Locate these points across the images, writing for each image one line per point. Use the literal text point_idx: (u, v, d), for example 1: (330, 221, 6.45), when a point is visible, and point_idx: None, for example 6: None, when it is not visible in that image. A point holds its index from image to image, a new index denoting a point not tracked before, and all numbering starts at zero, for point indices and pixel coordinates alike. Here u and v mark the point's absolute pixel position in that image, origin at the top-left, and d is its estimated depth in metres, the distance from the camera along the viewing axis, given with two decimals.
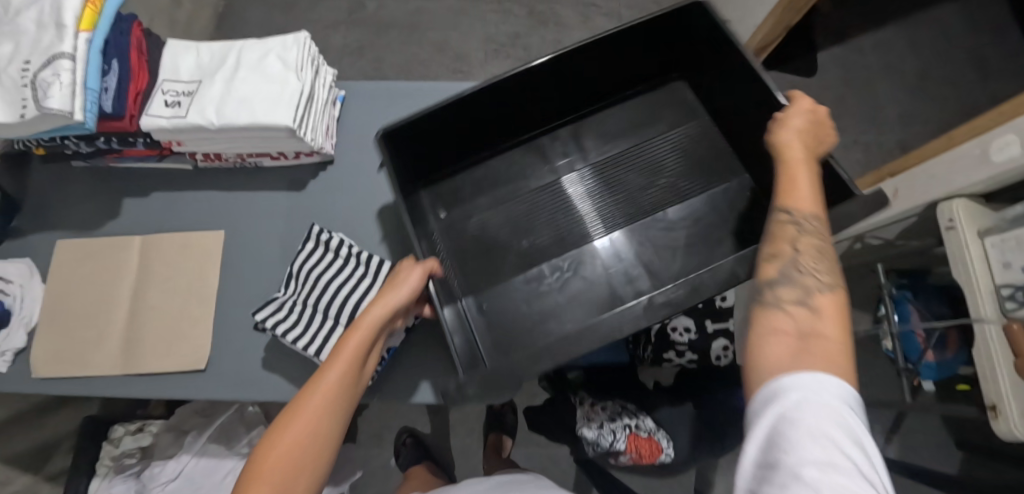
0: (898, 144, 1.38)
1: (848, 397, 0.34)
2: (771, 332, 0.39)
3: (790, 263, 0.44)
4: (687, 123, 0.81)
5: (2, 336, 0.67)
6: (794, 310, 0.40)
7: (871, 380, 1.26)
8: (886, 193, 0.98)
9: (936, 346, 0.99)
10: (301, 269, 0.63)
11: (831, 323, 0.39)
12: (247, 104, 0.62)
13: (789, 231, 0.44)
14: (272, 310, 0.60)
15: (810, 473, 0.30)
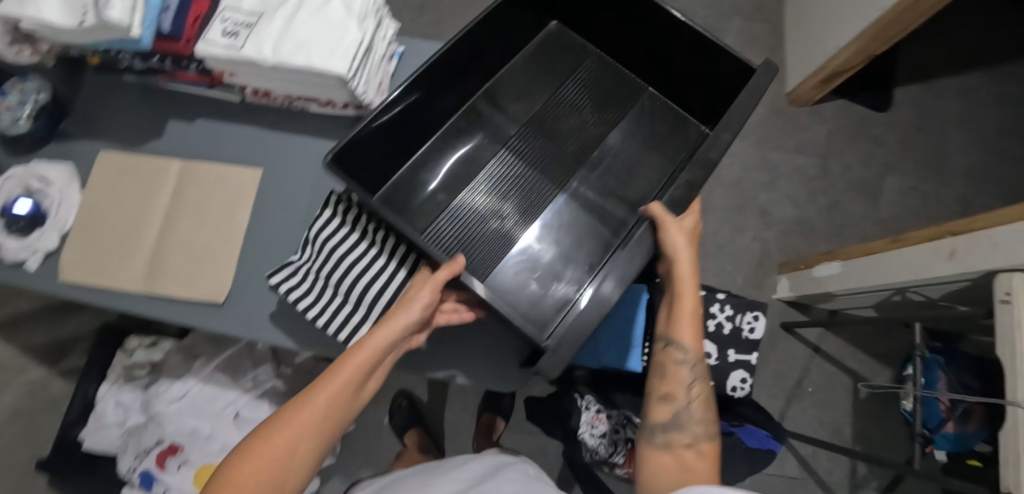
0: (959, 200, 1.30)
1: None
2: (660, 465, 0.54)
3: (680, 410, 0.56)
4: (598, 79, 0.85)
5: (37, 234, 0.68)
6: (682, 455, 0.54)
7: (877, 436, 1.22)
8: (942, 251, 0.88)
9: (957, 418, 0.93)
10: (317, 236, 0.59)
11: (706, 467, 0.53)
12: (305, 46, 0.60)
13: (679, 372, 0.57)
14: (286, 274, 0.59)
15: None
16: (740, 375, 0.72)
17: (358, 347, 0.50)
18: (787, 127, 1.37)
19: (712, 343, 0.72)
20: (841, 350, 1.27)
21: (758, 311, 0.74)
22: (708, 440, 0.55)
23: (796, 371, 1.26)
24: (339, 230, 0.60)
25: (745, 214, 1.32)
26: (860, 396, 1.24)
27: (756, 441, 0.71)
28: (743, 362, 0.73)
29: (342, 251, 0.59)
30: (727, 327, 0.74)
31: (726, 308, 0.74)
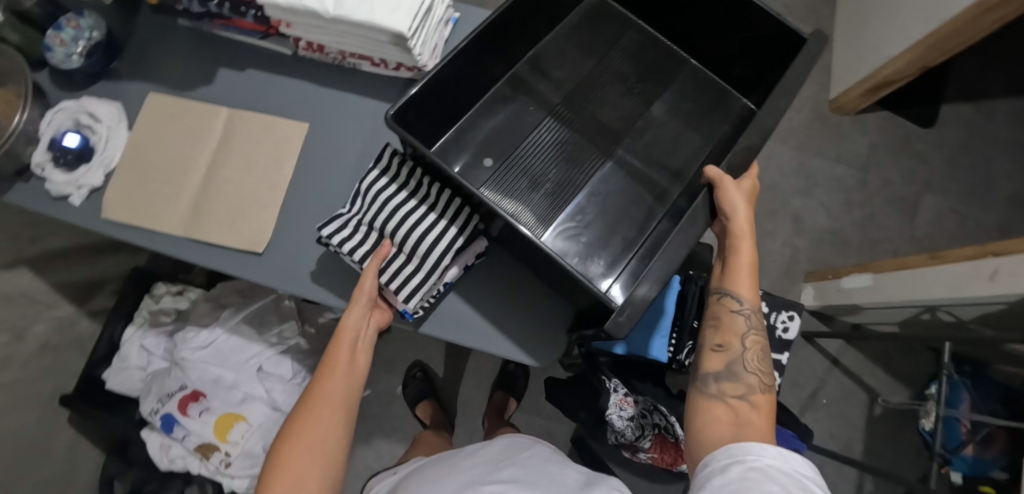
0: (998, 225, 1.27)
1: (784, 461, 0.45)
2: (712, 415, 0.53)
3: (736, 359, 0.56)
4: (645, 52, 0.84)
5: (84, 170, 0.69)
6: (735, 404, 0.53)
7: (889, 454, 1.20)
8: (982, 271, 0.85)
9: (979, 441, 0.91)
10: (368, 189, 0.59)
11: (761, 416, 0.52)
12: (367, 0, 0.59)
13: (734, 322, 0.57)
14: (337, 226, 0.59)
15: (729, 474, 0.45)
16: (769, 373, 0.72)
17: (333, 345, 0.56)
18: (826, 135, 1.34)
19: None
20: (860, 365, 1.25)
21: (794, 311, 0.74)
22: (761, 392, 0.54)
23: (812, 381, 1.25)
24: (389, 185, 0.59)
25: (775, 219, 1.30)
26: (875, 413, 1.23)
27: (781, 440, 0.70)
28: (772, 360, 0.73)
29: (394, 201, 0.58)
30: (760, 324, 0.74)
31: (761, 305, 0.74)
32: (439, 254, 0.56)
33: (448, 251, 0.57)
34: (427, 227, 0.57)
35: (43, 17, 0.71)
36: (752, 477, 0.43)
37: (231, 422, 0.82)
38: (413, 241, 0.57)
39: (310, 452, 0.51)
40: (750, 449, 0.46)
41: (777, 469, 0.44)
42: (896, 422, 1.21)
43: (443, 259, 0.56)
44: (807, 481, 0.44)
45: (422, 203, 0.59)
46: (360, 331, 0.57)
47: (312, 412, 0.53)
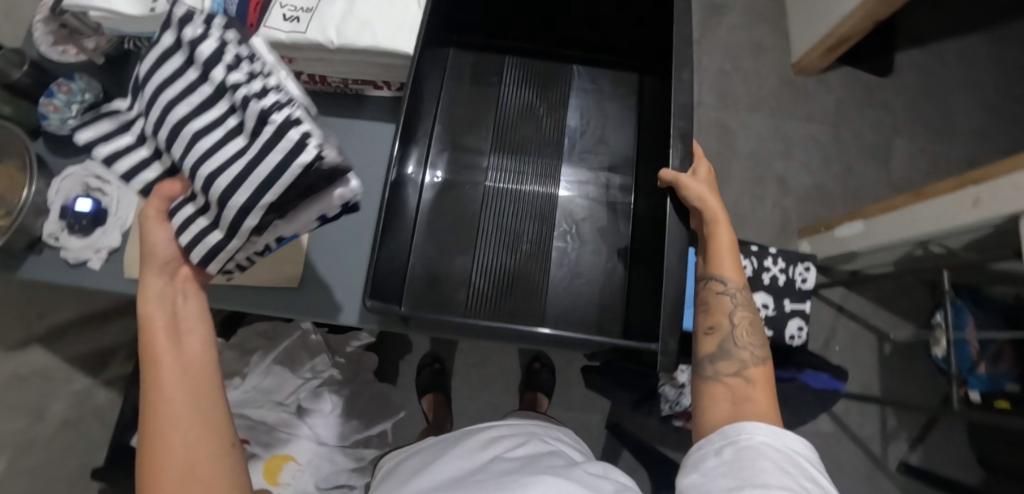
0: (966, 159, 1.35)
1: (775, 439, 0.46)
2: (712, 398, 0.53)
3: (729, 336, 0.56)
4: (539, 74, 0.81)
5: (100, 233, 0.68)
6: (732, 382, 0.54)
7: (905, 388, 1.27)
8: (966, 199, 0.91)
9: (990, 358, 0.97)
10: (148, 81, 0.46)
11: (761, 390, 0.52)
12: (369, 27, 0.61)
13: (722, 302, 0.58)
14: (108, 130, 0.50)
15: (724, 454, 0.47)
16: (796, 323, 0.76)
17: (144, 335, 0.43)
18: (796, 97, 1.41)
19: (768, 295, 0.76)
20: (864, 309, 1.31)
21: (809, 262, 0.78)
22: (755, 365, 0.55)
23: (822, 331, 1.30)
24: (177, 76, 0.45)
25: (763, 184, 1.36)
26: (885, 351, 1.29)
27: (822, 384, 0.72)
28: (798, 311, 0.76)
29: (189, 117, 0.44)
30: (780, 279, 0.77)
31: (778, 261, 0.77)
32: (240, 207, 0.42)
33: (251, 204, 0.42)
34: (229, 161, 0.43)
35: (31, 85, 0.69)
36: (746, 455, 0.45)
37: (281, 463, 0.82)
38: (203, 179, 0.43)
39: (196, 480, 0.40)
40: (743, 427, 0.47)
41: (772, 446, 0.46)
42: (905, 358, 1.28)
43: (247, 218, 0.43)
44: (799, 457, 0.46)
45: (226, 117, 0.44)
46: (163, 306, 0.45)
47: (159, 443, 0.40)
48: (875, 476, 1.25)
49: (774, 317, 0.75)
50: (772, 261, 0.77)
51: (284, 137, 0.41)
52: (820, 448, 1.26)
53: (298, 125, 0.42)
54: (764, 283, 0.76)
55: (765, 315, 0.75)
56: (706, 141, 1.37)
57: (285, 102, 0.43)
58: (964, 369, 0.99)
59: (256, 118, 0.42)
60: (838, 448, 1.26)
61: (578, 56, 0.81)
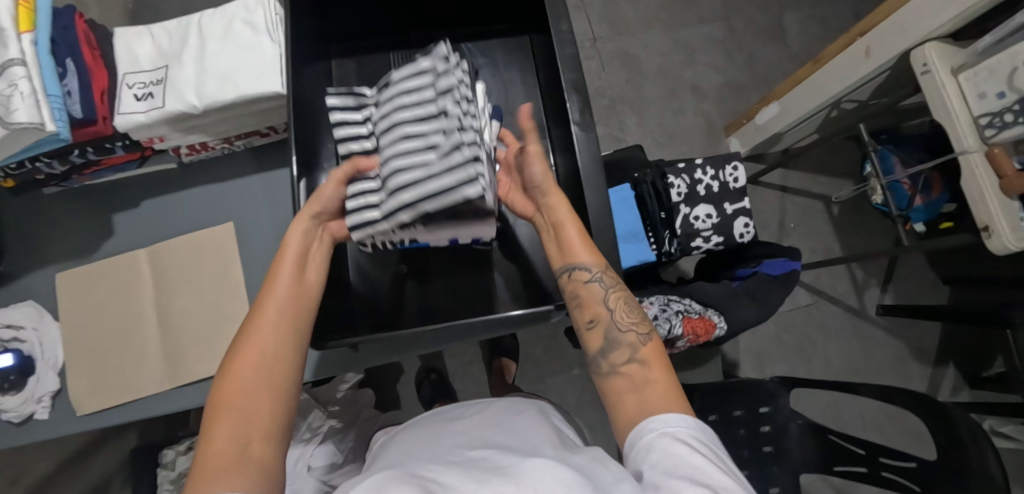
0: (852, 12, 1.41)
1: (695, 426, 0.46)
2: (619, 395, 0.50)
3: (611, 324, 0.54)
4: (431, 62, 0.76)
5: (33, 381, 0.64)
6: (626, 371, 0.51)
7: (861, 240, 1.35)
8: (859, 52, 0.95)
9: (921, 190, 1.03)
10: (399, 80, 0.56)
11: (653, 372, 0.51)
12: (228, 79, 0.58)
13: (593, 291, 0.55)
14: (347, 102, 0.59)
15: (657, 449, 0.43)
16: (743, 221, 0.79)
17: (281, 253, 0.53)
18: (683, 3, 1.42)
19: (709, 204, 0.79)
20: (805, 181, 1.37)
21: (735, 161, 0.80)
22: (645, 344, 0.53)
23: (774, 215, 1.36)
24: (420, 87, 0.54)
25: (679, 97, 1.38)
26: (834, 213, 1.36)
27: (779, 269, 0.73)
28: (741, 210, 0.79)
29: (408, 124, 0.54)
30: (714, 186, 0.79)
31: (707, 170, 0.80)
32: (405, 204, 0.51)
33: (412, 206, 0.52)
34: (413, 167, 0.52)
35: None
36: (678, 452, 0.42)
37: None
38: (392, 171, 0.53)
39: (264, 376, 0.47)
40: (666, 419, 0.45)
41: (695, 437, 0.45)
42: (853, 213, 1.36)
43: (405, 211, 0.52)
44: (714, 442, 0.45)
45: (433, 132, 0.52)
46: (306, 239, 0.55)
47: (254, 334, 0.48)
48: (860, 326, 1.34)
49: (721, 223, 0.78)
50: (701, 172, 0.80)
51: (452, 164, 0.50)
52: (807, 320, 1.33)
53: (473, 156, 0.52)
54: (701, 194, 0.79)
55: (711, 223, 0.78)
56: (614, 74, 1.37)
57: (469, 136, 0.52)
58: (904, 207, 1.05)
59: (447, 143, 0.51)
60: (821, 315, 1.34)
61: (466, 33, 0.77)
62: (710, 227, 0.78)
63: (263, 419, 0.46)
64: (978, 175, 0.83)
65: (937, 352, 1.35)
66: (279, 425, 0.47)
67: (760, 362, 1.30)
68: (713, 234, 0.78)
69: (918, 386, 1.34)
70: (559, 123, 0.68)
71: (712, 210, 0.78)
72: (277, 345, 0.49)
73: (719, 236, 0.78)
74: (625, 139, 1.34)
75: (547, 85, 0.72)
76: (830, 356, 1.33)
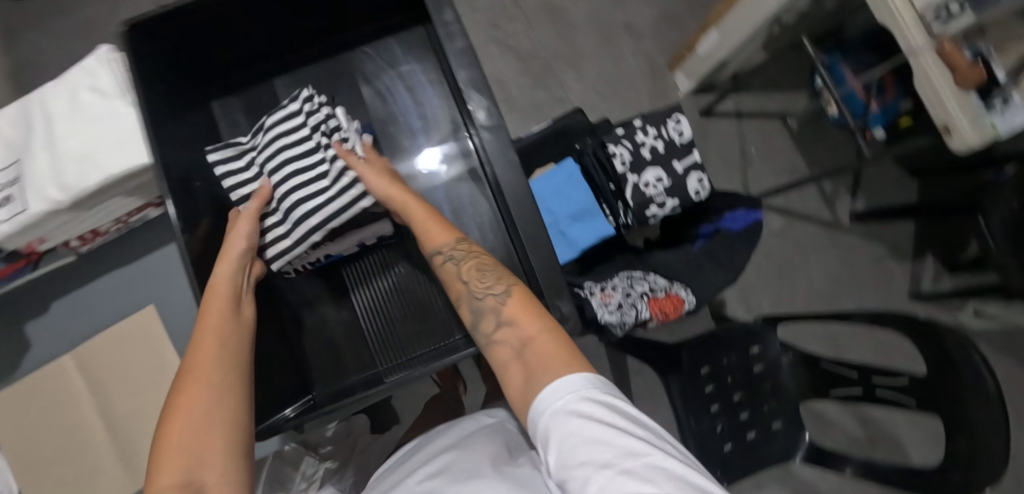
0: None
1: (592, 383, 0.42)
2: (504, 368, 0.46)
3: (470, 296, 0.51)
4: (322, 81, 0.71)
5: None
6: (502, 332, 0.47)
7: (823, 152, 1.32)
8: None
9: (876, 94, 0.98)
10: (273, 124, 0.57)
11: (522, 326, 0.46)
12: (89, 163, 0.52)
13: (449, 269, 0.52)
14: (229, 153, 0.59)
15: (558, 436, 0.39)
16: (697, 177, 0.69)
17: (206, 294, 0.49)
18: None
19: (657, 167, 0.68)
20: (758, 102, 1.32)
21: (678, 114, 0.71)
22: (507, 296, 0.49)
23: (733, 144, 1.32)
24: (298, 127, 0.56)
25: (614, 41, 1.30)
26: (793, 130, 1.32)
27: (740, 223, 0.71)
28: (692, 166, 0.69)
29: (293, 160, 0.55)
30: (659, 145, 0.69)
31: (649, 129, 0.70)
32: (313, 225, 0.53)
33: (320, 226, 0.53)
34: (312, 192, 0.54)
35: None
36: (582, 422, 0.38)
37: None
38: (292, 206, 0.54)
39: (206, 412, 0.42)
40: (553, 392, 0.41)
41: (597, 397, 0.40)
42: (812, 126, 1.32)
43: (314, 232, 0.54)
44: (615, 398, 0.42)
45: (321, 165, 0.55)
46: (238, 279, 0.51)
47: (188, 381, 0.44)
48: (835, 237, 1.34)
49: (674, 185, 0.68)
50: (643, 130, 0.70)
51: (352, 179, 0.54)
52: (783, 244, 1.32)
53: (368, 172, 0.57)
54: (647, 158, 0.68)
55: (664, 187, 0.68)
56: (542, 30, 1.28)
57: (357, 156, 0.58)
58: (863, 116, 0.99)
59: (339, 163, 0.55)
60: (796, 234, 1.33)
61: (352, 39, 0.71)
62: (663, 192, 0.68)
63: (220, 454, 0.41)
64: (929, 70, 0.78)
65: (914, 244, 1.35)
66: (236, 458, 0.42)
67: (745, 295, 1.29)
68: (668, 199, 0.68)
69: (900, 282, 1.35)
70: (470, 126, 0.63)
71: (661, 172, 0.68)
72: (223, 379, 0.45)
73: (674, 198, 0.68)
74: (568, 99, 1.27)
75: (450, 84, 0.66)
76: (811, 274, 1.33)
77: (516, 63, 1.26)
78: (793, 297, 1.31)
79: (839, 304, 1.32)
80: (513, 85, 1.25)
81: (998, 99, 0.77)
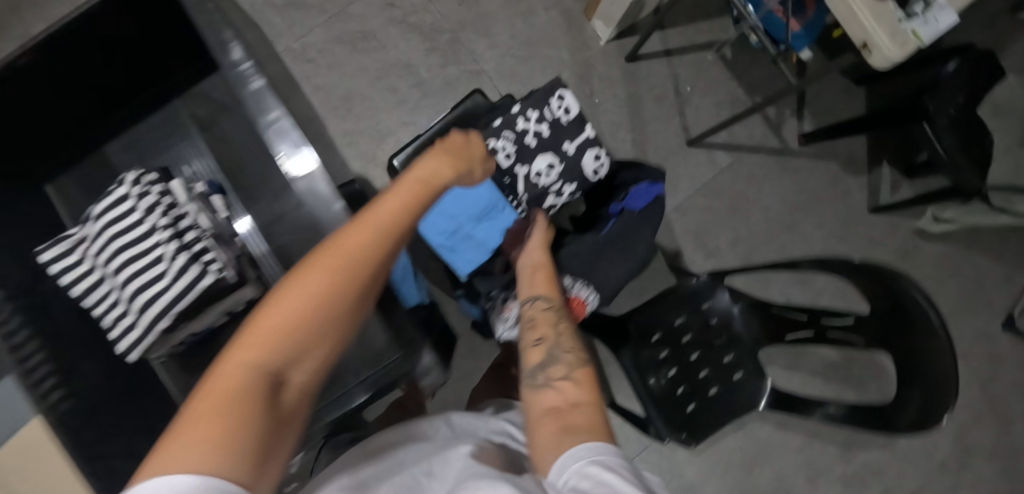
0: None
1: (622, 453, 0.38)
2: (544, 406, 0.46)
3: (554, 343, 0.55)
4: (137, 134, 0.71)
5: None
6: (560, 387, 0.48)
7: (762, 75, 1.25)
8: None
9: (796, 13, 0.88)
10: (103, 218, 0.61)
11: (585, 392, 0.47)
12: None
13: (546, 315, 0.59)
14: (65, 252, 0.62)
15: (582, 478, 0.34)
16: (592, 154, 0.71)
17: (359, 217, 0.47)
18: None
19: (548, 153, 0.70)
20: (687, 35, 1.24)
21: (560, 89, 0.71)
22: (577, 370, 0.51)
23: (667, 84, 1.23)
24: (132, 216, 0.60)
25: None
26: (727, 57, 1.25)
27: (642, 200, 0.68)
28: (584, 143, 0.71)
29: (121, 248, 0.59)
30: (546, 130, 0.70)
31: (532, 112, 0.70)
32: (155, 313, 0.57)
33: (164, 313, 0.57)
34: (151, 277, 0.58)
35: None
36: (606, 478, 0.34)
37: None
38: (138, 295, 0.57)
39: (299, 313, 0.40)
40: (597, 445, 0.37)
41: (625, 465, 0.36)
42: (747, 49, 1.25)
43: (160, 320, 0.57)
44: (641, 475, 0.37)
45: (157, 249, 0.59)
46: (401, 218, 0.49)
47: (305, 275, 0.42)
48: (787, 163, 1.28)
49: (567, 169, 0.70)
50: (527, 116, 0.70)
51: (187, 259, 0.58)
52: (734, 180, 1.25)
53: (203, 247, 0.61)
54: (533, 146, 0.70)
55: (557, 174, 0.70)
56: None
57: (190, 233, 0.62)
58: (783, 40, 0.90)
59: (174, 246, 0.59)
60: (747, 167, 1.26)
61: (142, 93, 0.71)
62: (558, 179, 0.70)
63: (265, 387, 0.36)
64: None
65: (868, 157, 1.32)
66: (279, 389, 0.38)
67: (702, 241, 1.23)
68: (564, 184, 0.71)
69: (858, 197, 1.32)
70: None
71: (551, 159, 0.70)
72: (332, 304, 0.41)
73: (570, 182, 0.72)
74: (483, 71, 1.17)
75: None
76: (767, 204, 1.27)
77: (420, 41, 1.16)
78: (751, 233, 1.26)
79: (799, 231, 1.28)
80: (421, 67, 1.15)
81: (916, 2, 0.67)
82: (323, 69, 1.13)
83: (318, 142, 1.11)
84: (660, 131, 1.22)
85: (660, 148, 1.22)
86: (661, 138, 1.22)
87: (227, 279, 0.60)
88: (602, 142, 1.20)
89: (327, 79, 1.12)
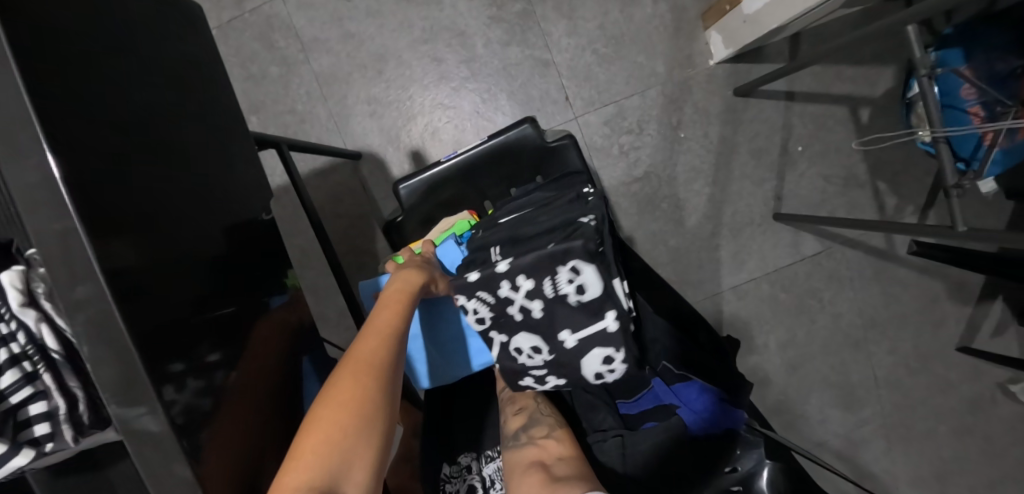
0: None
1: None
2: (534, 472, 0.50)
3: (535, 409, 0.60)
4: None
5: None
6: (544, 443, 0.54)
7: (898, 156, 0.97)
8: None
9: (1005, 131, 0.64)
10: None
11: (565, 448, 0.54)
12: None
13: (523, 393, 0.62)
14: None
15: None
16: (602, 358, 0.54)
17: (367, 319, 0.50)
18: None
19: (534, 335, 0.55)
20: (818, 78, 0.97)
21: (577, 259, 0.52)
22: (557, 432, 0.57)
23: (774, 137, 0.97)
24: None
25: None
26: (863, 119, 0.97)
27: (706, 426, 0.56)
28: (593, 338, 0.53)
29: None
30: (538, 309, 0.54)
31: (520, 280, 0.53)
32: None
33: None
34: None
35: None
36: None
37: None
38: None
39: (344, 398, 0.39)
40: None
41: None
42: (891, 116, 0.97)
43: None
44: None
45: None
46: (398, 311, 0.51)
47: (343, 368, 0.43)
48: (882, 269, 1.05)
49: (559, 362, 0.56)
50: (515, 282, 0.54)
51: None
52: (811, 273, 1.03)
53: (17, 400, 0.29)
54: (517, 319, 0.55)
55: (543, 361, 0.56)
56: None
57: (30, 360, 0.30)
58: (971, 160, 0.67)
59: None
60: (832, 261, 1.04)
61: None
62: (544, 366, 0.56)
63: (330, 466, 0.35)
64: None
65: (982, 286, 1.06)
66: (354, 466, 0.36)
67: (749, 333, 1.03)
68: (551, 372, 0.56)
69: (952, 330, 1.07)
70: (133, 199, 0.31)
71: (537, 345, 0.55)
72: (368, 377, 0.42)
73: (560, 377, 0.56)
74: (553, 63, 0.93)
75: (125, 91, 0.34)
76: (839, 309, 1.05)
77: (487, 5, 0.92)
78: (809, 338, 1.05)
79: (865, 351, 1.07)
80: (478, 39, 0.92)
81: None
82: (360, 12, 0.91)
83: (333, 104, 0.92)
84: (746, 193, 0.98)
85: (738, 215, 0.99)
86: (745, 203, 0.99)
87: (67, 432, 0.30)
88: (673, 189, 0.97)
89: (363, 27, 0.91)
